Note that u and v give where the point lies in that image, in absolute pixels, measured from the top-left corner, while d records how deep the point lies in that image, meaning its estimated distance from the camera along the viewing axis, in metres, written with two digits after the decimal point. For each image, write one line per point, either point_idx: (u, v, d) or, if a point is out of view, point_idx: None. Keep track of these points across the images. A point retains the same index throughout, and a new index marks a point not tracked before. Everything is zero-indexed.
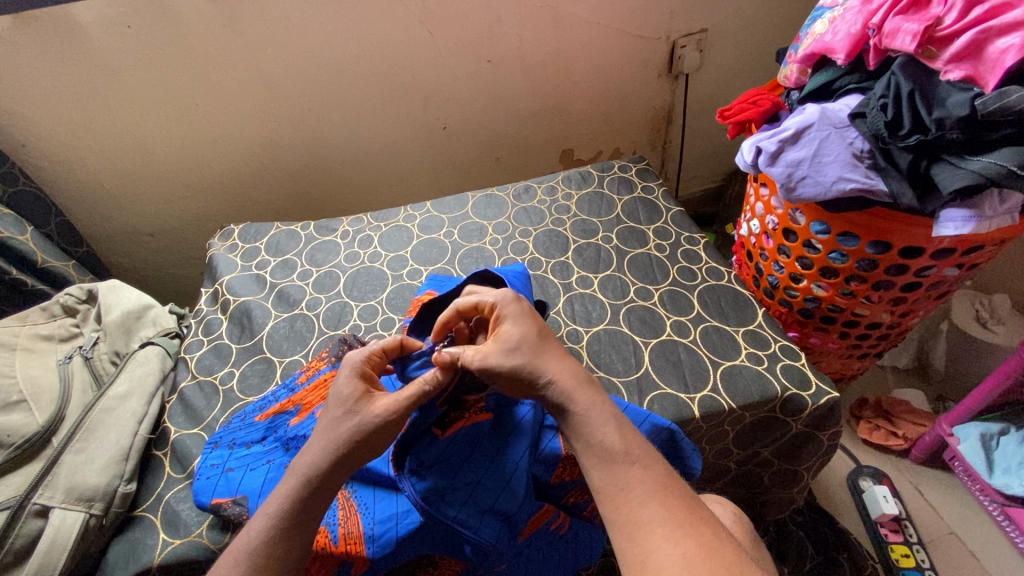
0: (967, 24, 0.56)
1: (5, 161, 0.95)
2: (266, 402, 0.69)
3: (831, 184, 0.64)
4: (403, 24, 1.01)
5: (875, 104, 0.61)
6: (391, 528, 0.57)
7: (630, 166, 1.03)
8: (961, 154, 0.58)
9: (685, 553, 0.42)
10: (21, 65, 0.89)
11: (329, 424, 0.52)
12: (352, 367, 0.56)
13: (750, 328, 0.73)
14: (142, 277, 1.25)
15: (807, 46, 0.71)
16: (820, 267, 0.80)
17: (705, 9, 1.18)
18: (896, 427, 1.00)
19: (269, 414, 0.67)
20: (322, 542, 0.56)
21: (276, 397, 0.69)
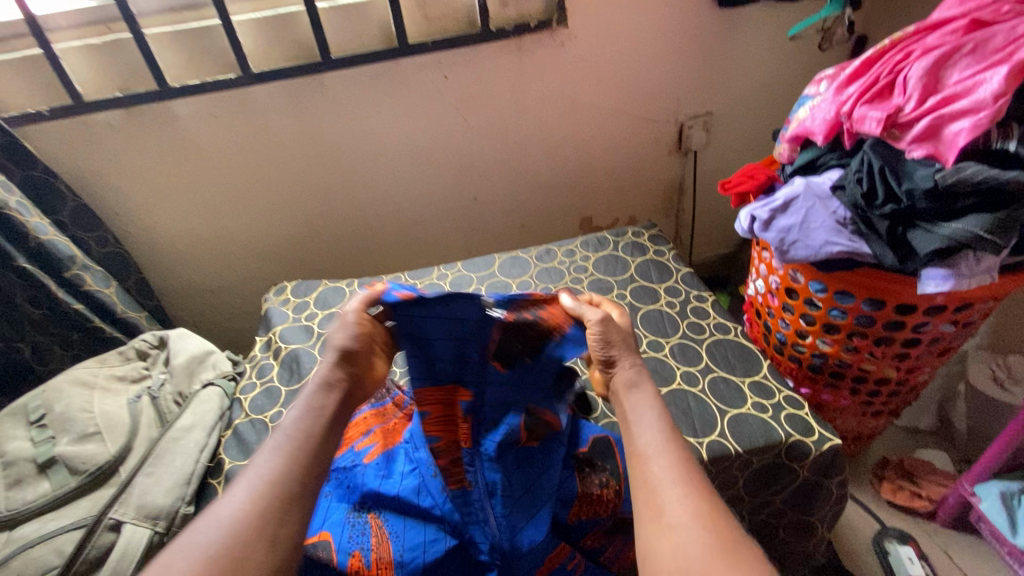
0: (923, 112, 0.64)
1: (101, 226, 1.10)
2: None
3: (819, 248, 0.72)
4: (442, 112, 1.17)
5: (852, 178, 0.70)
6: (418, 555, 0.62)
7: (643, 231, 1.13)
8: (935, 220, 0.65)
9: (696, 508, 0.47)
10: (125, 149, 1.06)
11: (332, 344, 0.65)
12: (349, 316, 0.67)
13: (757, 379, 0.78)
14: (198, 330, 1.38)
15: (793, 128, 0.81)
16: (823, 323, 0.86)
17: (709, 96, 1.32)
18: (920, 487, 1.00)
19: None
20: (356, 564, 0.61)
21: None
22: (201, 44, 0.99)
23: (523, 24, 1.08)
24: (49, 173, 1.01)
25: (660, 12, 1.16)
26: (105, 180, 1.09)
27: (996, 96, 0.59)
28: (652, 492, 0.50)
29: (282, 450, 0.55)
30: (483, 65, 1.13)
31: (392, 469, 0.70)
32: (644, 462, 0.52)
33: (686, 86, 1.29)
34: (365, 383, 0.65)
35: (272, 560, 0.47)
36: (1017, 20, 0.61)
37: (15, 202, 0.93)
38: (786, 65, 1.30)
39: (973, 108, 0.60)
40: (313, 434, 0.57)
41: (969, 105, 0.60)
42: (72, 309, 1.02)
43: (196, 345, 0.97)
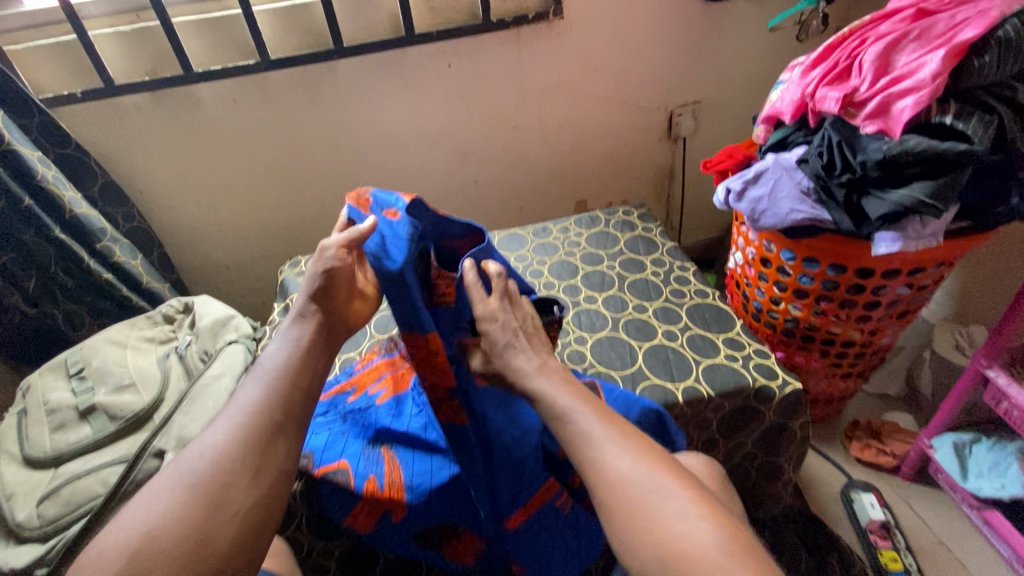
0: (875, 91, 0.72)
1: (127, 203, 1.18)
2: (329, 385, 0.86)
3: (786, 215, 0.80)
4: (445, 98, 1.25)
5: (815, 152, 0.78)
6: (427, 479, 0.71)
7: (632, 210, 1.21)
8: (885, 188, 0.73)
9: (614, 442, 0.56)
10: (151, 131, 1.14)
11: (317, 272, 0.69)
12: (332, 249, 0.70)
13: (731, 335, 0.86)
14: None
15: (766, 110, 0.90)
16: (793, 289, 0.94)
17: (696, 85, 1.40)
18: (885, 444, 1.09)
19: (331, 393, 0.83)
20: (372, 487, 0.70)
21: (337, 381, 0.86)
22: (224, 33, 1.07)
23: (521, 16, 1.16)
24: (82, 151, 1.09)
25: (649, 5, 1.24)
26: (131, 160, 1.17)
27: (934, 75, 0.66)
28: (586, 452, 0.56)
29: (261, 387, 0.60)
30: (483, 55, 1.21)
31: (402, 409, 0.78)
32: (562, 422, 0.60)
33: (675, 75, 1.37)
34: (339, 319, 0.70)
35: (261, 481, 0.54)
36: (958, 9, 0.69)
37: (53, 177, 1.01)
38: (770, 55, 1.38)
39: (916, 87, 0.68)
40: (289, 364, 0.63)
41: (912, 84, 0.68)
42: (103, 278, 1.11)
43: (220, 309, 1.05)
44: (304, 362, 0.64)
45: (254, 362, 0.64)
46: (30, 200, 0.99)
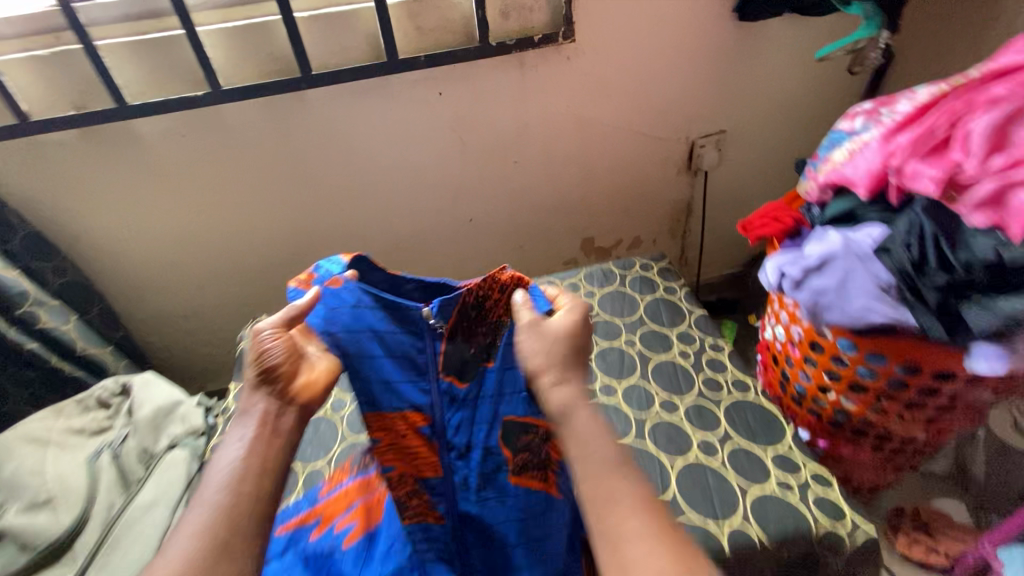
0: (987, 173, 0.56)
1: (58, 254, 1.00)
2: (287, 514, 0.71)
3: (857, 314, 0.66)
4: (435, 130, 1.08)
5: (900, 242, 0.62)
6: None
7: (652, 264, 1.05)
8: (993, 295, 0.58)
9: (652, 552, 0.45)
10: (82, 171, 0.96)
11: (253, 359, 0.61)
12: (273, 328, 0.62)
13: (781, 451, 0.71)
14: (174, 357, 1.28)
15: (828, 173, 0.74)
16: (849, 381, 0.79)
17: (722, 114, 1.23)
18: (937, 542, 0.94)
19: (290, 526, 0.69)
20: None
21: (296, 509, 0.72)
22: (164, 57, 0.87)
23: (526, 38, 0.98)
24: None
25: (673, 25, 1.07)
26: (60, 205, 0.98)
27: None
28: (619, 554, 0.45)
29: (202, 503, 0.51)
30: (479, 82, 1.04)
31: (377, 553, 0.66)
32: (607, 504, 0.48)
33: (699, 102, 1.20)
34: (297, 405, 0.61)
35: None
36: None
37: None
38: (809, 81, 1.20)
39: None
40: (238, 465, 0.54)
41: None
42: (26, 349, 0.93)
43: (164, 393, 0.88)
44: (253, 466, 0.54)
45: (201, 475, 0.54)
46: None
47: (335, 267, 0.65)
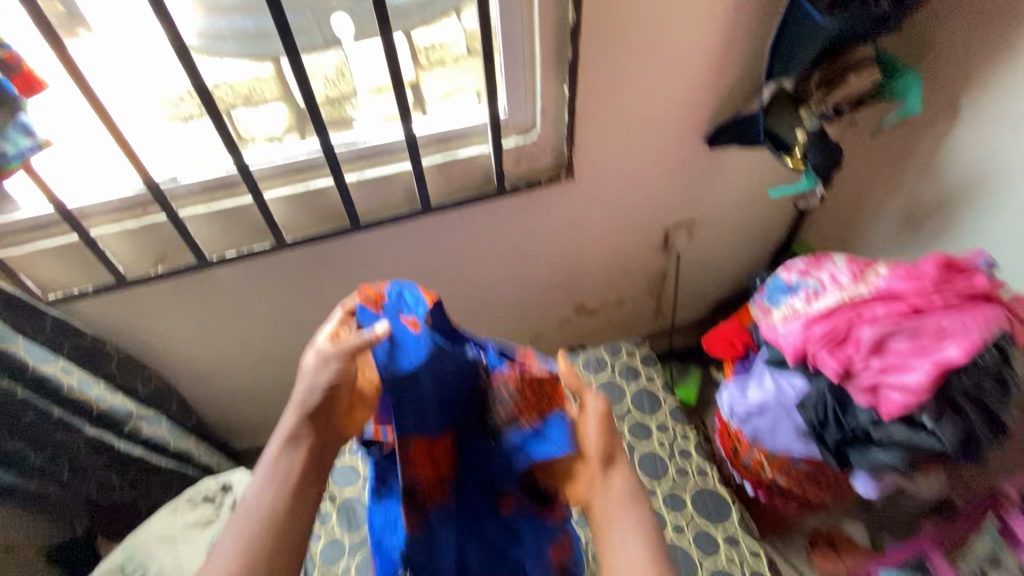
0: (868, 372, 0.82)
1: (143, 367, 1.18)
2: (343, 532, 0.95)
3: (783, 447, 0.95)
4: (455, 244, 1.27)
5: (811, 403, 0.89)
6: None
7: (635, 351, 1.30)
8: (867, 445, 0.85)
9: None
10: (161, 304, 1.12)
11: (310, 375, 0.75)
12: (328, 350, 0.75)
13: (727, 529, 1.02)
14: (228, 424, 1.48)
15: (767, 326, 0.99)
16: (778, 466, 1.07)
17: (694, 209, 1.43)
18: (841, 556, 1.27)
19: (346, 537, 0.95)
20: None
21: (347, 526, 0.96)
22: (236, 219, 1.05)
23: (534, 179, 1.18)
24: (98, 340, 1.10)
25: (655, 155, 1.25)
26: (141, 329, 1.15)
27: (921, 385, 0.77)
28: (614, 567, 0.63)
29: (239, 512, 0.68)
30: (492, 209, 1.22)
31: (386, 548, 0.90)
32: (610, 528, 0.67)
33: (677, 203, 1.40)
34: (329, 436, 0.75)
35: None
36: (943, 314, 0.81)
37: (78, 382, 1.02)
38: (768, 182, 1.41)
39: (903, 386, 0.79)
40: (267, 501, 0.68)
41: (900, 382, 0.79)
42: (134, 455, 1.14)
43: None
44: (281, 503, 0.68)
45: (238, 504, 0.68)
46: (59, 408, 1.01)
47: (414, 306, 0.83)
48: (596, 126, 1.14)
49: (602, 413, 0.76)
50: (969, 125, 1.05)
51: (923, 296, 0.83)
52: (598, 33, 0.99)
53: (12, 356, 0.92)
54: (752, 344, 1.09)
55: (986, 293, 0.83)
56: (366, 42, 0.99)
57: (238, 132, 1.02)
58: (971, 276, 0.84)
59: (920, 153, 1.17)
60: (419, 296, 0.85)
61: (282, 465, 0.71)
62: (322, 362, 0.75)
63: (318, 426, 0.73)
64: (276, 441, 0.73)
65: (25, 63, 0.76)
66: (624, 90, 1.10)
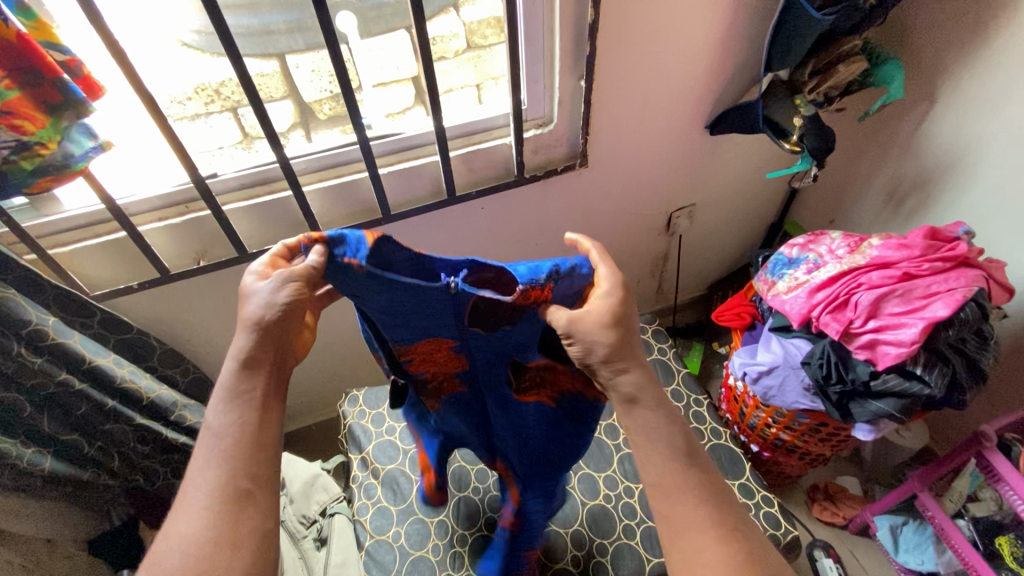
0: (867, 331, 0.92)
1: (182, 359, 1.23)
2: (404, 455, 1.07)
3: (791, 402, 1.04)
4: (476, 232, 1.33)
5: (817, 361, 0.99)
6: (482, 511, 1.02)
7: (647, 326, 1.40)
8: (866, 397, 0.95)
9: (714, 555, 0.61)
10: (199, 296, 1.17)
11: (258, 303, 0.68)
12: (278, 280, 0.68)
13: (741, 481, 1.13)
14: None
15: (774, 296, 1.09)
16: (784, 424, 1.18)
17: (695, 193, 1.53)
18: (838, 508, 1.40)
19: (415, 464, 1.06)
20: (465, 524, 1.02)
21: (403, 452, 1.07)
22: (274, 213, 1.10)
23: (551, 168, 1.25)
24: (143, 333, 1.14)
25: (661, 142, 1.34)
26: (179, 320, 1.20)
27: (914, 339, 0.87)
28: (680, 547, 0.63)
29: (210, 431, 0.65)
30: (511, 198, 1.29)
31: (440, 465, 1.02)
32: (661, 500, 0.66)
33: (680, 187, 1.49)
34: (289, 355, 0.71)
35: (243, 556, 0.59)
36: (931, 277, 0.92)
37: (129, 374, 1.06)
38: (763, 165, 1.51)
39: (898, 341, 0.89)
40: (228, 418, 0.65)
41: (895, 338, 0.89)
42: (179, 442, 1.18)
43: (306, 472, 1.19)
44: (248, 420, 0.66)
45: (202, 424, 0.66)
46: (111, 398, 1.05)
47: (357, 245, 0.68)
48: (609, 116, 1.22)
49: (618, 283, 0.70)
50: (945, 109, 1.17)
51: (913, 263, 0.94)
52: (613, 30, 1.06)
53: (70, 349, 0.96)
54: (758, 314, 1.19)
55: (967, 260, 0.94)
56: (374, 39, 1.09)
57: (246, 128, 1.09)
58: (954, 244, 0.95)
59: (902, 135, 1.27)
60: (361, 235, 0.68)
61: (239, 381, 0.67)
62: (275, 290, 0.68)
63: (276, 347, 0.69)
64: (229, 360, 0.68)
65: (85, 67, 0.80)
66: (634, 82, 1.17)
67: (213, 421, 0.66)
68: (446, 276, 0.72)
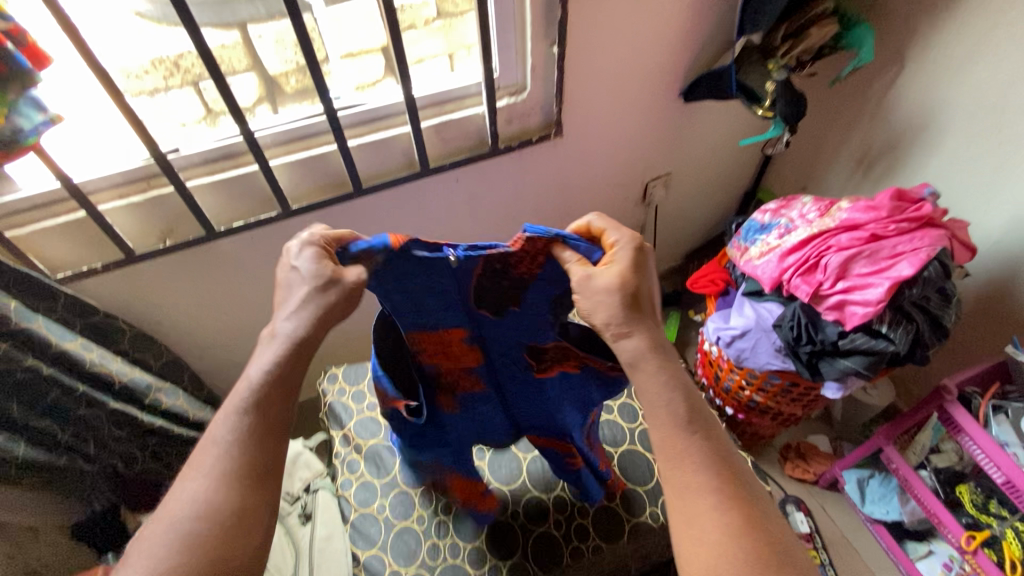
0: (835, 292, 0.95)
1: (154, 343, 1.22)
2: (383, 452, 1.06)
3: (763, 364, 1.07)
4: (451, 204, 1.32)
5: (788, 323, 1.01)
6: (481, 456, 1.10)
7: None
8: (834, 357, 0.98)
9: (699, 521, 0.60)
10: (168, 277, 1.14)
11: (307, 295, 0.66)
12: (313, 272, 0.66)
13: None
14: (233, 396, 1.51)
15: (747, 260, 1.11)
16: (757, 386, 1.21)
17: (671, 161, 1.52)
18: (809, 465, 1.46)
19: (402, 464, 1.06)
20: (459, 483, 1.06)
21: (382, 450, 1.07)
22: (241, 189, 1.07)
23: (526, 139, 1.24)
24: (109, 315, 1.12)
25: (636, 110, 1.32)
26: (149, 302, 1.17)
27: (880, 298, 0.90)
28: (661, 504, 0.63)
29: (243, 412, 0.63)
30: (487, 169, 1.27)
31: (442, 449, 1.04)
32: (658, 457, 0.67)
33: (654, 156, 1.48)
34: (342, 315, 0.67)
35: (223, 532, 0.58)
36: (897, 238, 0.94)
37: (99, 357, 1.05)
38: (737, 132, 1.51)
39: (865, 301, 0.91)
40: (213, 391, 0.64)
41: (862, 298, 0.91)
42: (156, 426, 1.17)
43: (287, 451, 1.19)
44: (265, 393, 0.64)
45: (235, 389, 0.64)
46: (81, 383, 1.03)
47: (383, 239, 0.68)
48: (584, 83, 1.20)
49: (632, 244, 0.68)
50: (912, 72, 1.18)
51: (880, 224, 0.96)
52: None
53: (36, 334, 0.94)
54: (731, 281, 1.21)
55: (932, 219, 0.96)
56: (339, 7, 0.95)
57: (209, 104, 1.00)
58: (919, 205, 0.97)
59: (872, 98, 1.28)
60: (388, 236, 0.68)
61: (287, 371, 0.65)
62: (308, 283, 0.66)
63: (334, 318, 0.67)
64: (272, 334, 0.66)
65: (29, 35, 0.74)
66: (608, 47, 1.15)
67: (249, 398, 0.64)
68: (449, 248, 0.70)
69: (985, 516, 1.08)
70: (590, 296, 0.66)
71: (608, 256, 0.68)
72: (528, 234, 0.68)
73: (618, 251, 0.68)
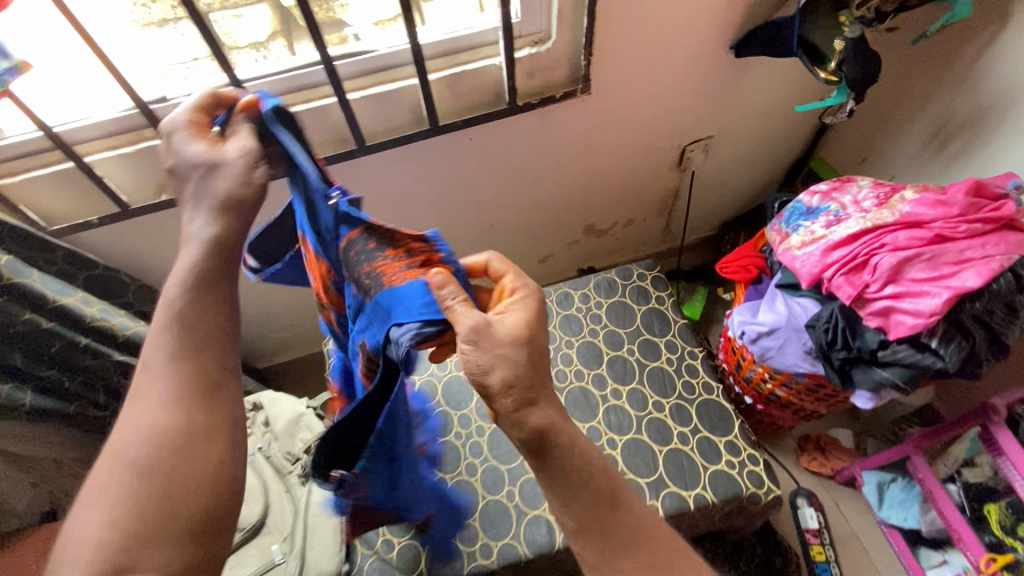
0: (884, 296, 0.83)
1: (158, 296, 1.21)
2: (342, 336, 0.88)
3: (789, 366, 0.97)
4: (464, 165, 1.22)
5: (823, 325, 0.91)
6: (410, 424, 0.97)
7: (646, 273, 1.32)
8: (872, 365, 0.89)
9: None
10: (168, 231, 1.10)
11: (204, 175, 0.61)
12: (189, 126, 0.63)
13: (729, 439, 1.09)
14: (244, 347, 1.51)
15: (786, 248, 0.99)
16: (781, 381, 1.12)
17: (713, 123, 1.36)
18: (827, 459, 1.39)
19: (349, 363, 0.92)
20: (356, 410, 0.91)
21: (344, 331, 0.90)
22: None
23: (548, 95, 1.11)
24: (111, 269, 1.10)
25: (677, 64, 1.16)
26: (151, 254, 1.15)
27: (935, 311, 0.78)
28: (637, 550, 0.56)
29: (172, 304, 0.61)
30: (503, 128, 1.16)
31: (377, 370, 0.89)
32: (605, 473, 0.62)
33: (694, 118, 1.32)
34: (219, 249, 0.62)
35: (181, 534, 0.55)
36: (967, 241, 0.81)
37: (99, 311, 1.03)
38: (793, 93, 1.33)
39: (916, 311, 0.80)
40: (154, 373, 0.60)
41: (915, 307, 0.80)
42: None
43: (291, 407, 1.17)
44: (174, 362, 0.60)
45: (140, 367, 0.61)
46: (82, 335, 1.04)
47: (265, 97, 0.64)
48: (618, 33, 1.05)
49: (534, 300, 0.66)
50: (1019, 34, 0.98)
51: (948, 223, 0.83)
52: None
53: (30, 288, 0.93)
54: (766, 268, 1.10)
55: (1012, 221, 0.82)
56: None
57: (219, 37, 0.90)
58: (999, 203, 0.83)
59: (963, 61, 1.08)
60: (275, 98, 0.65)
61: (209, 269, 0.62)
62: (237, 161, 0.61)
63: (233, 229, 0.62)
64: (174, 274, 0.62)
65: None
66: None
67: (169, 296, 0.62)
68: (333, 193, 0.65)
69: (1011, 539, 0.99)
70: (489, 349, 0.58)
71: (505, 303, 0.65)
72: (429, 239, 0.67)
73: (509, 307, 0.65)
